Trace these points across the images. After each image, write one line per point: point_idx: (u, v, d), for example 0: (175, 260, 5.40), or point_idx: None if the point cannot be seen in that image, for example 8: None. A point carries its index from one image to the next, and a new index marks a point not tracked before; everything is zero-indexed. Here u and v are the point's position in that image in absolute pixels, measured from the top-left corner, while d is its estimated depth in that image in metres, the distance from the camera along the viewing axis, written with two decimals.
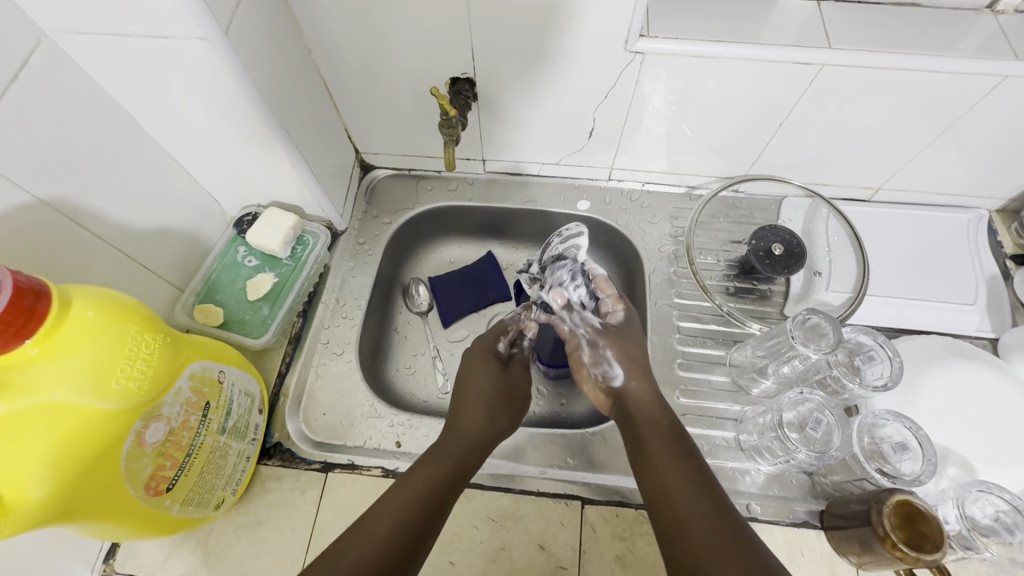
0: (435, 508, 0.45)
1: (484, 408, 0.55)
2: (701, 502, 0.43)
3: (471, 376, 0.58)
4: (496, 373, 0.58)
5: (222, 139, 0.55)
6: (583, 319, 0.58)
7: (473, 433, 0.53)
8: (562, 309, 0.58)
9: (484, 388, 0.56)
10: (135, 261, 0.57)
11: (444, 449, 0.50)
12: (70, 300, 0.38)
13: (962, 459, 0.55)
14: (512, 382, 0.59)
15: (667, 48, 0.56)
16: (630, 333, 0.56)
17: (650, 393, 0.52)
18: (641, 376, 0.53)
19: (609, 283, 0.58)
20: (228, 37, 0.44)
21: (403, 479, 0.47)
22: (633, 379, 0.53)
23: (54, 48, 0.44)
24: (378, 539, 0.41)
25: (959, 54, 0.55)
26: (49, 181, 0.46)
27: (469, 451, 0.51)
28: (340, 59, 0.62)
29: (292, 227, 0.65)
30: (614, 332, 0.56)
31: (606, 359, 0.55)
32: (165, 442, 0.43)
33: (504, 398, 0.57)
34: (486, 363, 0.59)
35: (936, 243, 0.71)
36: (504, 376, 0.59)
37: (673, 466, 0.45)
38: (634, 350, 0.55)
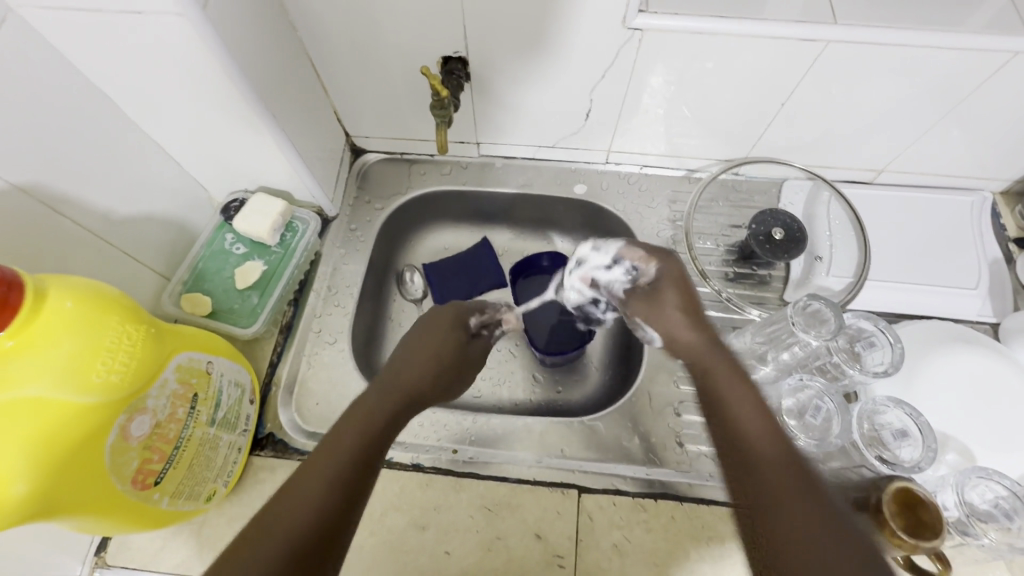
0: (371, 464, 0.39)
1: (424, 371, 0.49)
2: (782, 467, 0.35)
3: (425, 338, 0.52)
4: (444, 339, 0.52)
5: (204, 121, 0.53)
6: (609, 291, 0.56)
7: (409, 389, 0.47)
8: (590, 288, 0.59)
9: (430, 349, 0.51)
10: (118, 249, 0.55)
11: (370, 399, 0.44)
12: (45, 290, 0.37)
13: (960, 444, 0.55)
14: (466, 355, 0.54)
15: (666, 25, 0.54)
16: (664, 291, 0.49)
17: (708, 342, 0.44)
18: (690, 325, 0.46)
19: (634, 250, 0.53)
20: (205, 13, 0.42)
21: (323, 442, 0.39)
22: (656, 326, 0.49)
23: (21, 24, 0.42)
24: (340, 465, 0.38)
25: (969, 29, 0.53)
26: (22, 166, 0.44)
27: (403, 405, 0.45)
28: (326, 37, 0.59)
29: (280, 213, 0.63)
30: (644, 295, 0.51)
31: (638, 323, 0.52)
32: (151, 435, 0.42)
33: (440, 359, 0.51)
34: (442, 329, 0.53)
35: (939, 225, 0.70)
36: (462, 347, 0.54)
37: (755, 421, 0.37)
38: (672, 300, 0.48)
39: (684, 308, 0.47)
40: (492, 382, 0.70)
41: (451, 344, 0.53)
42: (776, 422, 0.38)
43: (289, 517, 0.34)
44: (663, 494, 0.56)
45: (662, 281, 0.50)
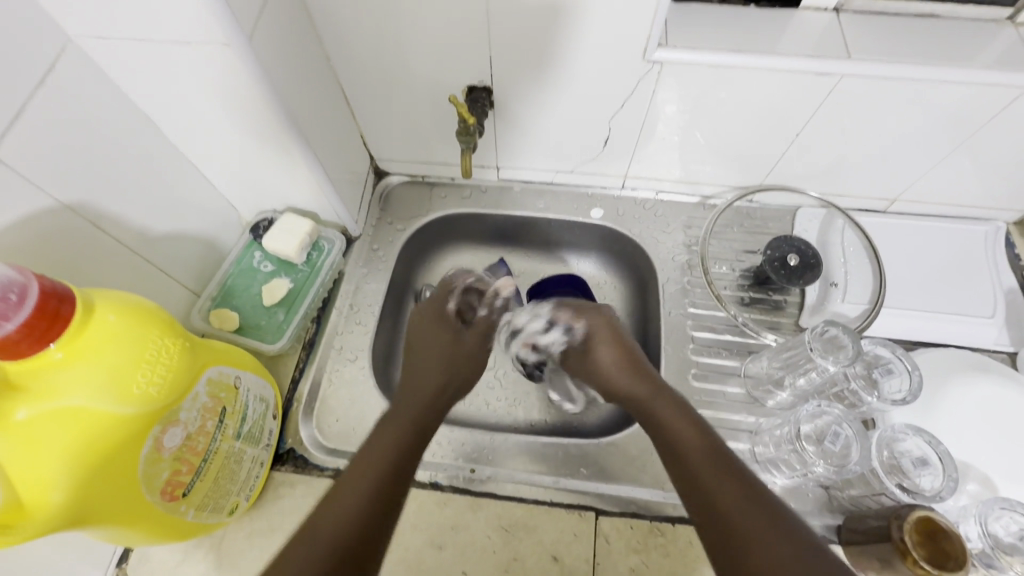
0: (403, 464, 0.46)
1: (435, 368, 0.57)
2: (705, 453, 0.44)
3: (421, 342, 0.60)
4: (443, 343, 0.60)
5: (239, 145, 0.56)
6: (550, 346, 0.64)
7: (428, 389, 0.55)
8: (529, 347, 0.65)
9: (435, 355, 0.59)
10: (153, 265, 0.57)
11: (396, 407, 0.51)
12: (93, 304, 0.38)
13: (982, 474, 0.54)
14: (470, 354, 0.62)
15: (683, 58, 0.56)
16: (597, 343, 0.58)
17: (631, 364, 0.56)
18: (613, 347, 0.57)
19: (599, 331, 0.59)
20: (251, 44, 0.45)
21: (360, 454, 0.45)
22: (605, 348, 0.57)
23: (79, 54, 0.45)
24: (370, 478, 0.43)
25: (978, 65, 0.55)
26: (70, 186, 0.46)
27: (425, 410, 0.52)
28: (357, 66, 0.62)
29: (308, 233, 0.66)
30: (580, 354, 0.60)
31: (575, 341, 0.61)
32: (182, 447, 0.44)
33: (445, 366, 0.58)
34: (442, 332, 0.61)
35: (953, 254, 0.70)
36: (455, 342, 0.61)
37: (685, 434, 0.46)
38: (609, 354, 0.57)
39: (620, 352, 0.57)
40: (508, 402, 0.71)
41: (448, 345, 0.61)
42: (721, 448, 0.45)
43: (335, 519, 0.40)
44: (680, 519, 0.56)
45: (596, 337, 0.59)
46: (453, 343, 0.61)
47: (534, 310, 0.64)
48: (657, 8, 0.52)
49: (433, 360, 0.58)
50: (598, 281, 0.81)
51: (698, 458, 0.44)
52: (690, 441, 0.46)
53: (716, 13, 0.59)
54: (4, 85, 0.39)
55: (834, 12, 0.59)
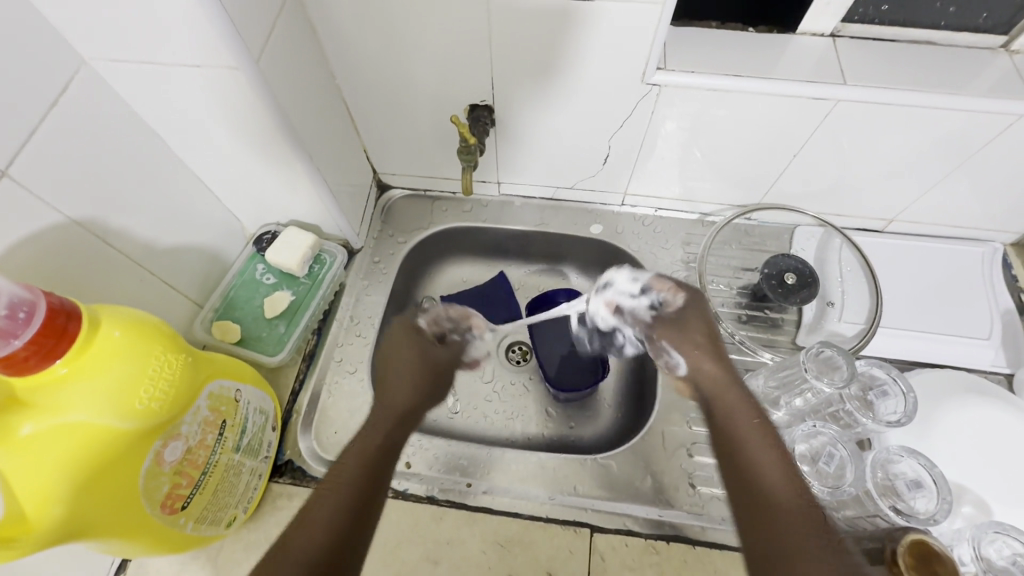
0: (371, 488, 0.42)
1: (407, 384, 0.51)
2: (791, 499, 0.40)
3: (389, 352, 0.54)
4: (412, 349, 0.53)
5: (245, 160, 0.57)
6: (635, 315, 0.55)
7: (405, 401, 0.49)
8: (616, 315, 0.57)
9: (405, 368, 0.52)
10: (157, 277, 0.58)
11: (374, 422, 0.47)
12: (99, 320, 0.39)
13: (976, 496, 0.54)
14: (436, 360, 0.54)
15: (682, 80, 0.57)
16: (691, 321, 0.51)
17: (733, 387, 0.48)
18: (711, 361, 0.49)
19: (661, 278, 0.53)
20: (259, 67, 0.46)
21: (331, 470, 0.42)
22: (706, 362, 0.49)
23: (93, 75, 0.46)
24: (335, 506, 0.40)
25: (973, 91, 0.55)
26: (81, 201, 0.48)
27: (398, 428, 0.48)
28: (361, 83, 0.63)
29: (310, 246, 0.66)
30: (671, 322, 0.52)
31: (663, 349, 0.52)
32: (183, 460, 0.44)
33: (420, 379, 0.52)
34: (407, 341, 0.54)
35: (949, 275, 0.71)
36: (427, 353, 0.54)
37: (777, 495, 0.40)
38: (701, 339, 0.50)
39: (728, 365, 0.49)
40: (505, 416, 0.71)
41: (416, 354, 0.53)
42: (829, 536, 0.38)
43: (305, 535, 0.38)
44: (676, 537, 0.56)
45: (676, 344, 0.51)
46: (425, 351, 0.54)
47: (624, 270, 0.56)
48: (655, 33, 0.53)
49: (394, 371, 0.52)
50: None
51: (789, 526, 0.38)
52: (796, 531, 0.38)
53: (714, 37, 0.60)
54: (19, 107, 0.41)
55: (831, 37, 0.60)
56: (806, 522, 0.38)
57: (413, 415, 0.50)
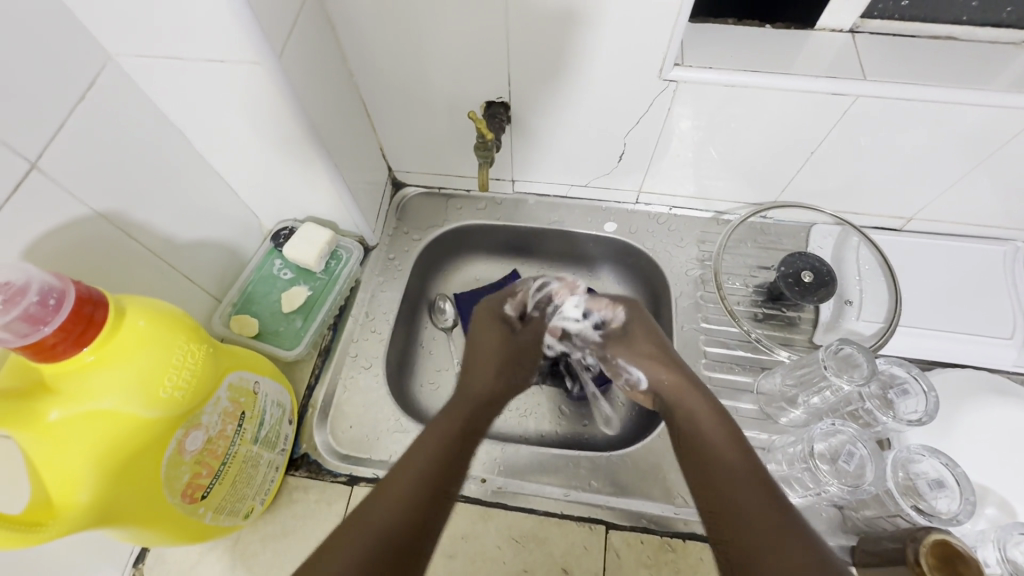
0: (455, 465, 0.47)
1: (488, 374, 0.60)
2: (738, 468, 0.46)
3: (478, 340, 0.63)
4: (494, 339, 0.63)
5: (264, 157, 0.58)
6: (586, 337, 0.67)
7: (478, 394, 0.57)
8: (563, 339, 0.69)
9: (485, 351, 0.62)
10: (178, 271, 0.59)
11: (454, 409, 0.54)
12: (124, 310, 0.40)
13: (1000, 498, 0.53)
14: (519, 347, 0.65)
15: (700, 77, 0.57)
16: (633, 332, 0.62)
17: (686, 382, 0.56)
18: (665, 366, 0.58)
19: (598, 298, 0.65)
20: (281, 62, 0.47)
21: (411, 451, 0.47)
22: (665, 371, 0.57)
23: (118, 70, 0.47)
24: (416, 479, 0.44)
25: (995, 87, 0.55)
26: (106, 195, 0.48)
27: (475, 412, 0.55)
28: (378, 80, 0.64)
29: (326, 242, 0.67)
30: (619, 338, 0.63)
31: (621, 366, 0.62)
32: (203, 451, 0.45)
33: (500, 360, 0.62)
34: (492, 330, 0.64)
35: (969, 274, 0.70)
36: (512, 340, 0.64)
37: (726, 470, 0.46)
38: (649, 349, 0.60)
39: (682, 370, 0.57)
40: (519, 413, 0.71)
41: (497, 339, 0.63)
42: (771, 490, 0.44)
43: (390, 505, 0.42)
44: (691, 535, 0.56)
45: (632, 351, 0.61)
46: (507, 340, 0.64)
47: (568, 289, 0.67)
48: (672, 31, 0.53)
49: (478, 357, 0.62)
50: (611, 295, 0.81)
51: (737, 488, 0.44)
52: (747, 491, 0.44)
53: (731, 34, 0.60)
54: (49, 101, 0.42)
55: (850, 33, 0.60)
56: (756, 485, 0.44)
57: (493, 403, 0.58)
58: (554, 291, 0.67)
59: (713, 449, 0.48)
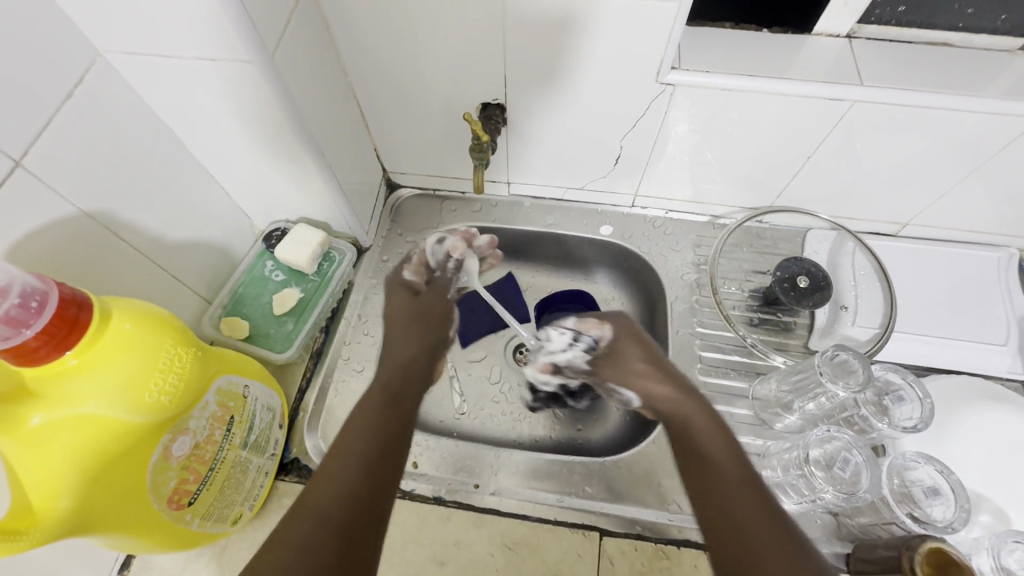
0: (391, 435, 0.45)
1: (407, 340, 0.57)
2: (743, 484, 0.43)
3: (387, 306, 0.61)
4: (402, 301, 0.62)
5: (256, 157, 0.57)
6: (576, 367, 0.64)
7: (399, 361, 0.54)
8: (553, 374, 0.66)
9: (397, 314, 0.60)
10: (166, 272, 0.58)
11: (379, 378, 0.51)
12: (110, 312, 0.39)
13: (994, 506, 0.53)
14: (427, 305, 0.62)
15: (696, 81, 0.57)
16: (623, 349, 0.59)
17: (682, 395, 0.52)
18: (661, 382, 0.54)
19: (586, 320, 0.62)
20: (274, 61, 0.46)
21: (346, 425, 0.45)
22: (660, 384, 0.54)
23: (107, 67, 0.46)
24: (351, 458, 0.42)
25: (991, 94, 0.55)
26: (94, 195, 0.48)
27: (398, 377, 0.52)
28: (374, 81, 0.63)
29: (319, 243, 0.66)
30: (610, 360, 0.59)
31: (613, 390, 0.59)
32: (190, 456, 0.44)
33: (417, 313, 0.61)
34: (397, 294, 0.63)
35: (964, 281, 0.70)
36: (416, 301, 0.62)
37: (737, 490, 0.43)
38: (638, 366, 0.57)
39: (680, 382, 0.54)
40: (513, 418, 0.71)
41: (402, 301, 0.62)
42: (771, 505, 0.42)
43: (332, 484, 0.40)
44: (686, 542, 0.55)
45: (623, 355, 0.59)
46: (412, 304, 0.61)
47: (551, 328, 0.63)
48: (670, 32, 0.53)
49: (395, 320, 0.59)
50: (607, 298, 0.80)
51: (749, 508, 0.42)
52: (749, 508, 0.42)
53: (728, 37, 0.60)
54: (34, 97, 0.41)
55: (847, 38, 0.60)
56: (762, 504, 0.42)
57: (419, 365, 0.56)
58: (453, 246, 0.68)
59: (720, 470, 0.45)
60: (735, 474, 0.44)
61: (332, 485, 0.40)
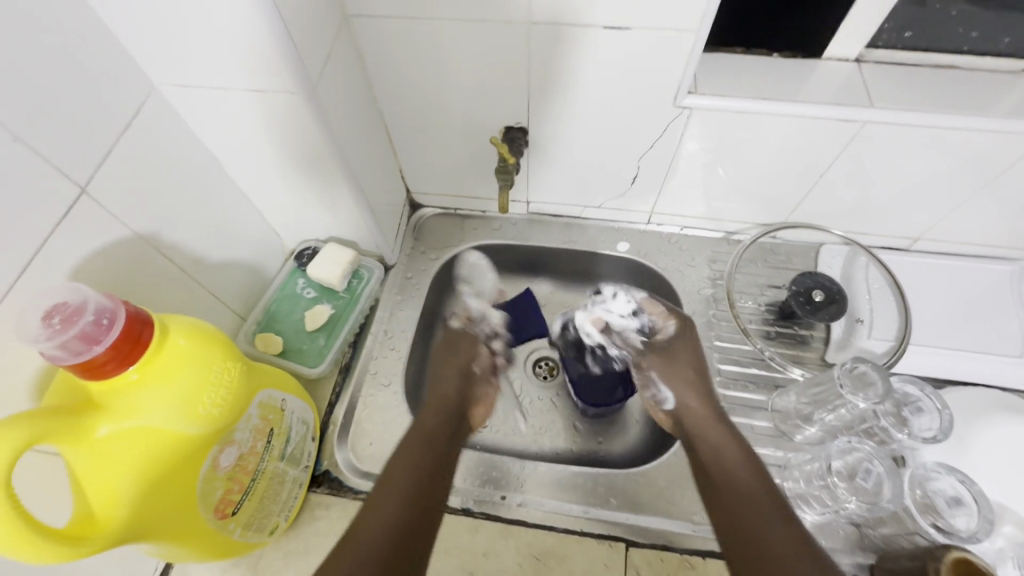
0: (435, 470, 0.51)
1: (453, 384, 0.62)
2: (750, 487, 0.49)
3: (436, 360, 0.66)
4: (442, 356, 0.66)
5: (292, 181, 0.60)
6: (625, 339, 0.67)
7: (445, 401, 0.59)
8: (602, 333, 0.68)
9: (444, 365, 0.64)
10: (206, 290, 0.60)
11: (424, 418, 0.57)
12: (167, 329, 0.41)
13: (1016, 516, 0.54)
14: (455, 349, 0.66)
15: (712, 104, 0.59)
16: (676, 350, 0.64)
17: (711, 417, 0.57)
18: (699, 403, 0.59)
19: (654, 304, 0.67)
20: (316, 93, 0.49)
21: (396, 452, 0.52)
22: (693, 403, 0.59)
23: (159, 99, 0.50)
24: (403, 486, 0.48)
25: (998, 114, 0.57)
26: (145, 218, 0.50)
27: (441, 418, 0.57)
28: (402, 107, 0.66)
29: (349, 261, 0.69)
30: (662, 354, 0.64)
31: (653, 380, 0.63)
32: (235, 466, 0.46)
33: (463, 368, 0.64)
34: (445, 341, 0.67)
35: (977, 294, 0.71)
36: (448, 346, 0.67)
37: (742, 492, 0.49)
38: (687, 374, 0.62)
39: (709, 405, 0.59)
40: (534, 431, 0.72)
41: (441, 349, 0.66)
42: (779, 506, 0.47)
43: (380, 511, 0.46)
44: (711, 553, 0.56)
45: (667, 377, 0.62)
46: (446, 350, 0.66)
47: (619, 295, 0.68)
48: (687, 60, 0.56)
49: (443, 370, 0.64)
50: None
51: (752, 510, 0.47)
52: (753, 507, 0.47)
53: (740, 63, 0.63)
54: (97, 129, 0.44)
55: (856, 62, 0.62)
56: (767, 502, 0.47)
57: (462, 406, 0.60)
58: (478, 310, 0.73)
59: (731, 481, 0.50)
60: (758, 480, 0.50)
61: (382, 509, 0.46)
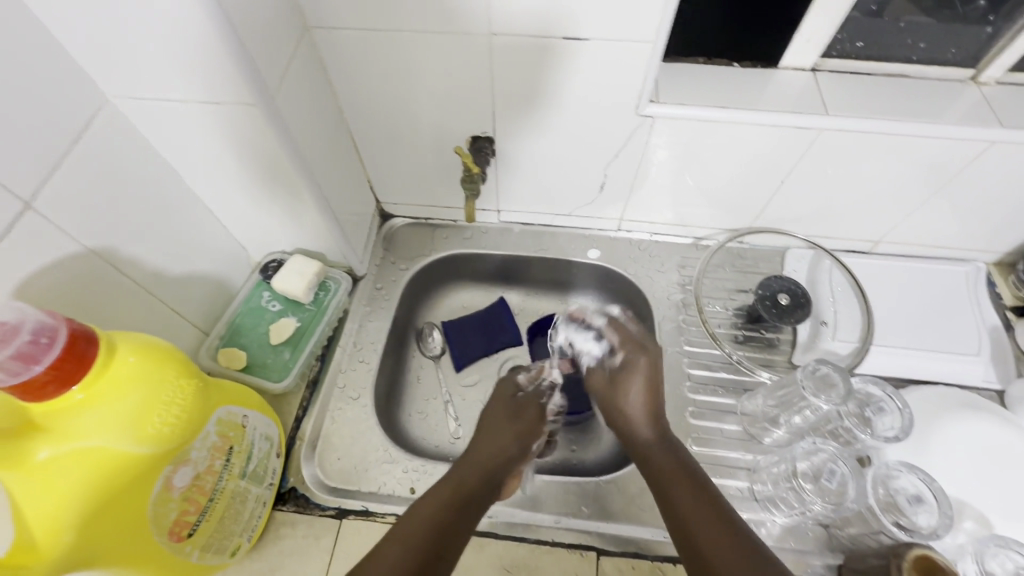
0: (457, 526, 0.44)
1: (503, 442, 0.55)
2: (702, 505, 0.45)
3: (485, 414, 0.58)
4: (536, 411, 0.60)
5: (254, 193, 0.59)
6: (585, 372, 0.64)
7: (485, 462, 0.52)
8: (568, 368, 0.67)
9: (492, 416, 0.57)
10: (165, 305, 0.59)
11: (456, 472, 0.50)
12: (116, 346, 0.40)
13: (976, 512, 0.55)
14: (525, 407, 0.60)
15: (673, 112, 0.60)
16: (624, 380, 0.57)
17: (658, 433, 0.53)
18: (646, 422, 0.54)
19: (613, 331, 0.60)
20: (274, 104, 0.49)
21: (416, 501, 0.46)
22: (641, 421, 0.54)
23: (113, 112, 0.49)
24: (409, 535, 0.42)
25: (947, 120, 0.59)
26: (98, 233, 0.49)
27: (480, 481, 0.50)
28: (367, 118, 0.66)
29: (315, 273, 0.68)
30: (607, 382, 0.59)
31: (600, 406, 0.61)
32: (191, 487, 0.44)
33: (521, 428, 0.57)
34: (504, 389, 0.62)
35: (936, 294, 0.73)
36: (517, 401, 0.60)
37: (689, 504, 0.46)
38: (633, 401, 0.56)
39: (655, 420, 0.54)
40: None
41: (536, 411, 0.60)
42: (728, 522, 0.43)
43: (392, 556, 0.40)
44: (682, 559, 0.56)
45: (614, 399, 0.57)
46: (509, 403, 0.59)
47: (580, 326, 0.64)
48: (646, 73, 0.57)
49: (487, 422, 0.57)
50: None
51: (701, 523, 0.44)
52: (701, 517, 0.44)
53: (701, 72, 0.64)
54: (44, 143, 0.43)
55: (812, 71, 0.64)
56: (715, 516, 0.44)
57: (501, 470, 0.52)
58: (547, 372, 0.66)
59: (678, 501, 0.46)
60: (704, 497, 0.46)
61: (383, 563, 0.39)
